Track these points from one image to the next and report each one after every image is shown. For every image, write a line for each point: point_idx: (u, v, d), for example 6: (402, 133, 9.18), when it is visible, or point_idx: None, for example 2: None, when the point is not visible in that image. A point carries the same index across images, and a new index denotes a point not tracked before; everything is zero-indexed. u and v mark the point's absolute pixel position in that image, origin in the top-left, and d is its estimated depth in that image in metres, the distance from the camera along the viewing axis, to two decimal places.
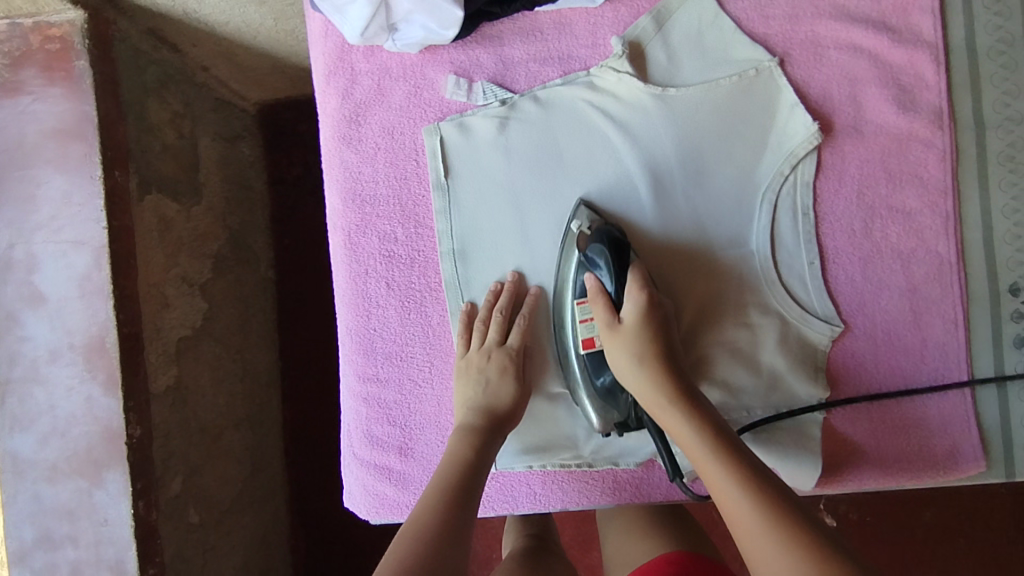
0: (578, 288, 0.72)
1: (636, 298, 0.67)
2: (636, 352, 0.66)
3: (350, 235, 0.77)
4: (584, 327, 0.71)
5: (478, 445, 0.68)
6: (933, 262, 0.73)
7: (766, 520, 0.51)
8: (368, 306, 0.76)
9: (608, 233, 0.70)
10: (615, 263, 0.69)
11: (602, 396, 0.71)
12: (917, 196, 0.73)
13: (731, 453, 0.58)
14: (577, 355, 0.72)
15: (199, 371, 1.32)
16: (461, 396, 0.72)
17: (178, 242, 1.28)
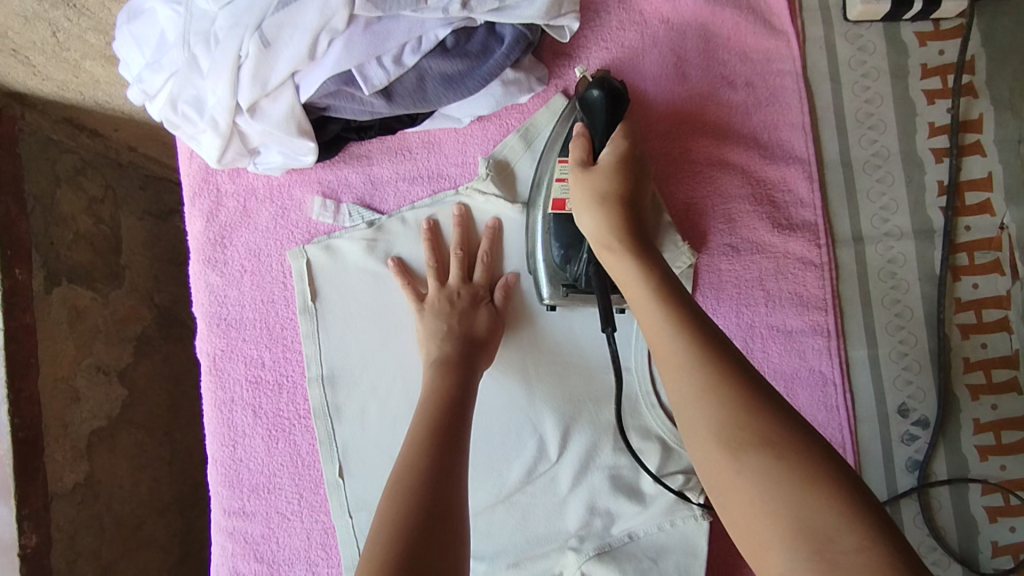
0: (562, 146, 0.67)
1: (618, 144, 0.62)
2: (602, 195, 0.59)
3: (215, 361, 0.74)
4: (559, 187, 0.65)
5: (461, 368, 0.64)
6: (818, 382, 0.71)
7: (706, 376, 0.44)
8: (234, 435, 0.73)
9: (608, 82, 0.65)
10: (610, 121, 0.64)
11: (557, 264, 0.66)
12: (797, 314, 0.71)
13: (676, 292, 0.50)
14: (545, 217, 0.66)
15: (118, 463, 1.14)
16: (428, 334, 0.69)
17: (90, 332, 1.10)
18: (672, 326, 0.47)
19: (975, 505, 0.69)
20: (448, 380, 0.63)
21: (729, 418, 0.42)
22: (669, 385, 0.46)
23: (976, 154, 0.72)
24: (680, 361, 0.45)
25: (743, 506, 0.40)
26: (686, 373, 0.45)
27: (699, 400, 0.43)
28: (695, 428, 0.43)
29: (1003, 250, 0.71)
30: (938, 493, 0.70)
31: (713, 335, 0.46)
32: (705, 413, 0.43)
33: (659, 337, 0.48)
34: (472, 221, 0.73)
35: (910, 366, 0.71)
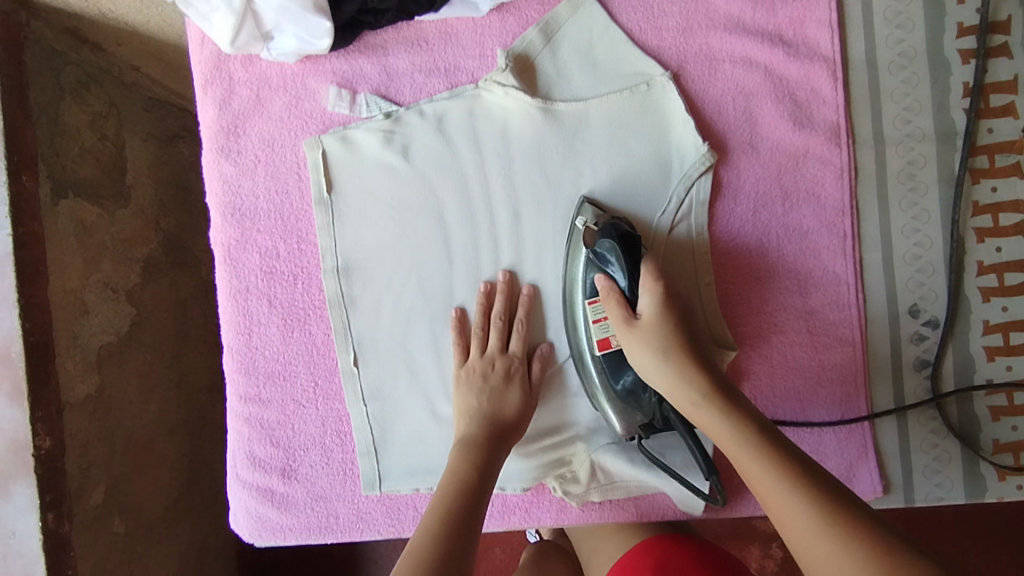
0: (587, 288, 0.68)
1: (651, 289, 0.62)
2: (659, 351, 0.60)
3: (230, 251, 0.73)
4: (598, 327, 0.67)
5: (487, 454, 0.66)
6: (831, 282, 0.71)
7: (830, 528, 0.45)
8: (249, 324, 0.74)
9: (615, 227, 0.66)
10: (629, 261, 0.64)
11: (623, 399, 0.67)
12: (814, 213, 0.71)
13: (772, 445, 0.52)
14: (594, 358, 0.69)
15: (129, 378, 1.18)
16: (461, 407, 0.70)
17: (100, 247, 1.12)
18: (758, 464, 0.51)
19: (980, 405, 0.71)
20: (475, 456, 0.65)
21: (835, 543, 0.44)
22: (795, 547, 0.47)
23: (1003, 55, 0.70)
24: (802, 530, 0.47)
25: None
26: (808, 537, 0.46)
27: (830, 556, 0.44)
28: None
29: None
30: (946, 391, 0.71)
31: (824, 488, 0.48)
32: (838, 568, 0.44)
33: (734, 457, 0.54)
34: (489, 116, 0.72)
35: (924, 269, 0.71)
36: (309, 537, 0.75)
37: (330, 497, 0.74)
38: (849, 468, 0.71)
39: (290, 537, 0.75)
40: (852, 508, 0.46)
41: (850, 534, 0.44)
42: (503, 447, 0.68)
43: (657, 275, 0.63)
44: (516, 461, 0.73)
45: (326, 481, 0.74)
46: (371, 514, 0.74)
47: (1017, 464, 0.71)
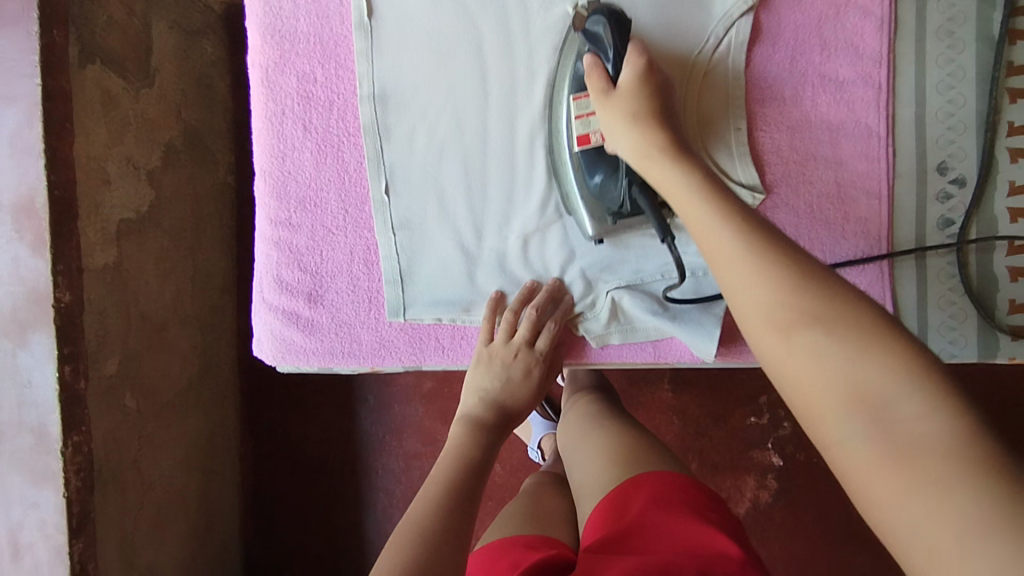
0: (574, 83, 0.68)
1: (635, 63, 0.63)
2: (631, 113, 0.62)
3: (268, 73, 0.74)
4: (579, 123, 0.67)
5: (489, 435, 0.74)
6: (863, 134, 0.71)
7: (756, 263, 0.48)
8: (283, 148, 0.74)
9: (607, 7, 0.65)
10: (620, 41, 0.64)
11: (595, 197, 0.68)
12: (850, 64, 0.71)
13: (716, 194, 0.54)
14: (573, 155, 0.69)
15: (144, 260, 1.30)
16: (474, 385, 0.75)
17: (123, 120, 1.24)
18: (705, 211, 0.53)
19: (999, 265, 0.72)
20: (479, 429, 0.74)
21: (759, 272, 0.48)
22: (723, 277, 0.51)
23: None
24: (735, 263, 0.49)
25: (750, 319, 0.48)
26: (739, 269, 0.49)
27: (757, 284, 0.48)
28: (750, 315, 0.48)
29: None
30: (969, 247, 0.71)
31: (762, 228, 0.50)
32: (761, 290, 0.47)
33: (681, 205, 0.56)
34: None
35: (955, 127, 0.71)
36: (333, 362, 0.77)
37: (355, 324, 0.76)
38: None
39: (312, 362, 0.77)
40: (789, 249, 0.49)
41: (776, 266, 0.47)
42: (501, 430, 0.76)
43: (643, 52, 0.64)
44: None
45: (351, 309, 0.76)
46: (394, 342, 0.76)
47: None
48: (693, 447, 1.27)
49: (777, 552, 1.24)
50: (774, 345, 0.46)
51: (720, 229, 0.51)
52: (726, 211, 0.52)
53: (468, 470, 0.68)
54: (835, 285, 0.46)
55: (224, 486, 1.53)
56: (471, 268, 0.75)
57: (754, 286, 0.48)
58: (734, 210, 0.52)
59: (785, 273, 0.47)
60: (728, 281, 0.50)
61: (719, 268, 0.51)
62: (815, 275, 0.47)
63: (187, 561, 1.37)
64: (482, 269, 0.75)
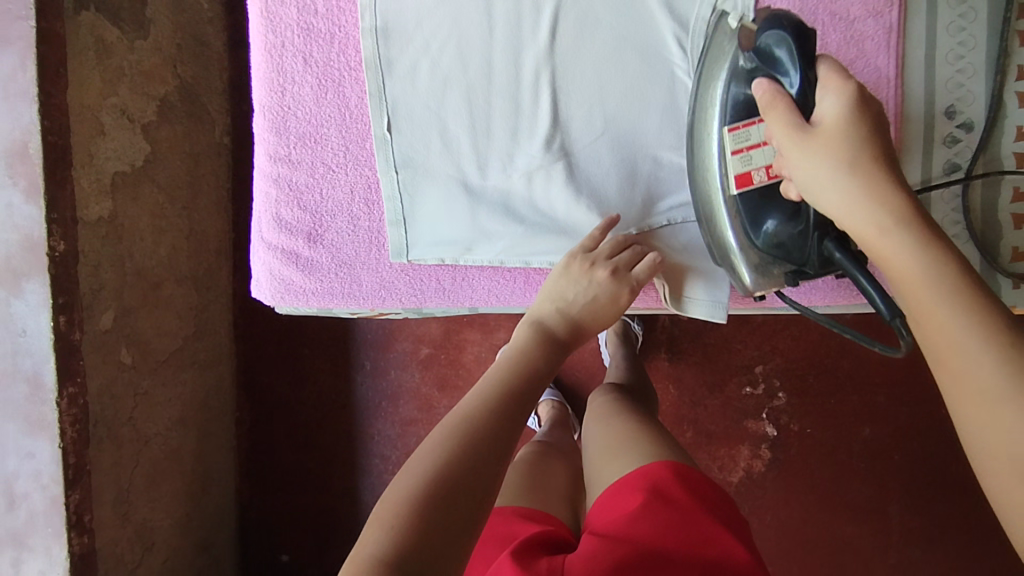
0: (732, 111, 0.61)
1: (838, 93, 0.53)
2: (844, 157, 0.52)
3: (267, 3, 0.72)
4: (737, 160, 0.60)
5: (531, 373, 0.64)
6: (871, 75, 0.71)
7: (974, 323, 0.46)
8: (283, 82, 0.73)
9: (786, 17, 0.55)
10: (802, 58, 0.54)
11: (764, 247, 0.61)
12: (861, 2, 0.70)
13: (924, 233, 0.49)
14: (729, 197, 0.62)
15: (139, 215, 1.28)
16: (552, 291, 0.71)
17: (118, 71, 1.22)
18: (907, 251, 0.49)
19: (1003, 211, 0.71)
20: (515, 370, 0.64)
21: (973, 333, 0.45)
22: (926, 330, 0.48)
23: None
24: (942, 320, 0.47)
25: (958, 381, 0.46)
26: (945, 326, 0.46)
27: (967, 350, 0.45)
28: (958, 376, 0.46)
29: None
30: (972, 184, 0.71)
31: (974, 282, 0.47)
32: (971, 357, 0.45)
33: (861, 235, 0.51)
34: None
35: (965, 69, 0.70)
36: (333, 302, 0.76)
37: (356, 264, 0.75)
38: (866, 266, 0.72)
39: (311, 303, 0.76)
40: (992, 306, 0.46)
41: (983, 334, 0.45)
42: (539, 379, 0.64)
43: (841, 74, 0.54)
44: (545, 241, 0.74)
45: (351, 249, 0.74)
46: (395, 283, 0.75)
47: None
48: (688, 415, 1.27)
49: (770, 516, 1.25)
50: (967, 407, 0.46)
51: (927, 286, 0.47)
52: (935, 255, 0.48)
53: (495, 416, 0.57)
54: None
55: (219, 448, 1.53)
56: (474, 208, 0.73)
57: (965, 354, 0.46)
58: (949, 259, 0.48)
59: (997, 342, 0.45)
60: (927, 325, 0.48)
61: (921, 316, 0.48)
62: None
63: (182, 520, 1.37)
64: (485, 208, 0.73)
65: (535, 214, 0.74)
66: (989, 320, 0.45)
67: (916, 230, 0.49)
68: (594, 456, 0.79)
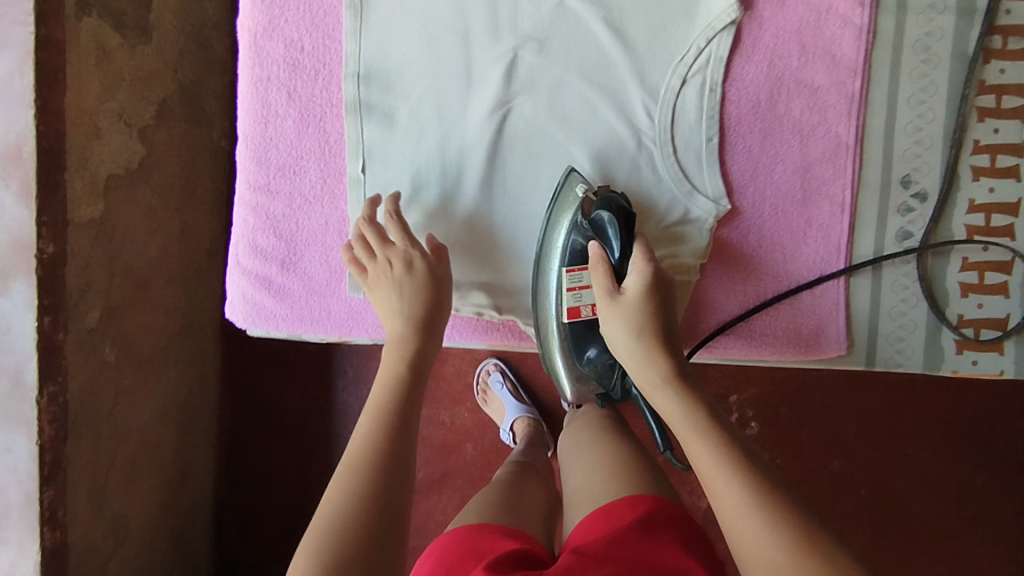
0: (574, 254, 0.71)
1: (641, 270, 0.64)
2: (635, 327, 0.63)
3: (257, 37, 0.75)
4: (571, 295, 0.70)
5: (400, 396, 0.65)
6: (832, 143, 0.73)
7: (758, 507, 0.52)
8: (267, 114, 0.75)
9: (617, 203, 0.66)
10: (623, 236, 0.66)
11: (591, 374, 0.73)
12: (826, 72, 0.72)
13: (722, 430, 0.57)
14: (561, 322, 0.73)
15: (131, 216, 1.31)
16: (384, 311, 0.71)
17: (120, 74, 1.24)
18: (709, 448, 0.56)
19: (952, 279, 0.74)
20: (394, 403, 0.65)
21: (766, 525, 0.51)
22: (727, 520, 0.53)
23: None
24: (734, 504, 0.53)
25: (753, 565, 0.50)
26: (743, 518, 0.52)
27: (758, 534, 0.51)
28: (753, 559, 0.50)
29: None
30: (927, 254, 0.73)
31: (762, 477, 0.54)
32: (763, 540, 0.50)
33: (684, 439, 0.59)
34: None
35: (923, 141, 0.73)
36: (301, 329, 0.78)
37: (325, 293, 0.77)
38: (817, 324, 0.75)
39: (280, 328, 0.78)
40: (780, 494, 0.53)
41: (770, 526, 0.50)
42: (410, 408, 0.65)
43: (646, 258, 0.64)
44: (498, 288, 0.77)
45: (322, 280, 0.77)
46: (362, 313, 0.77)
47: (975, 340, 0.74)
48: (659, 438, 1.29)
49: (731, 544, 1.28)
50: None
51: (772, 547, 0.49)
52: (747, 474, 0.54)
53: (380, 477, 0.58)
54: (825, 541, 0.50)
55: (200, 442, 1.55)
56: None
57: (754, 535, 0.51)
58: (760, 483, 0.53)
59: (783, 525, 0.51)
60: (730, 520, 0.53)
61: (729, 517, 0.53)
62: (813, 530, 0.50)
63: (157, 515, 1.40)
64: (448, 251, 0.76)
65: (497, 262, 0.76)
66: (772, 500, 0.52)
67: (738, 464, 0.55)
68: (578, 484, 0.78)
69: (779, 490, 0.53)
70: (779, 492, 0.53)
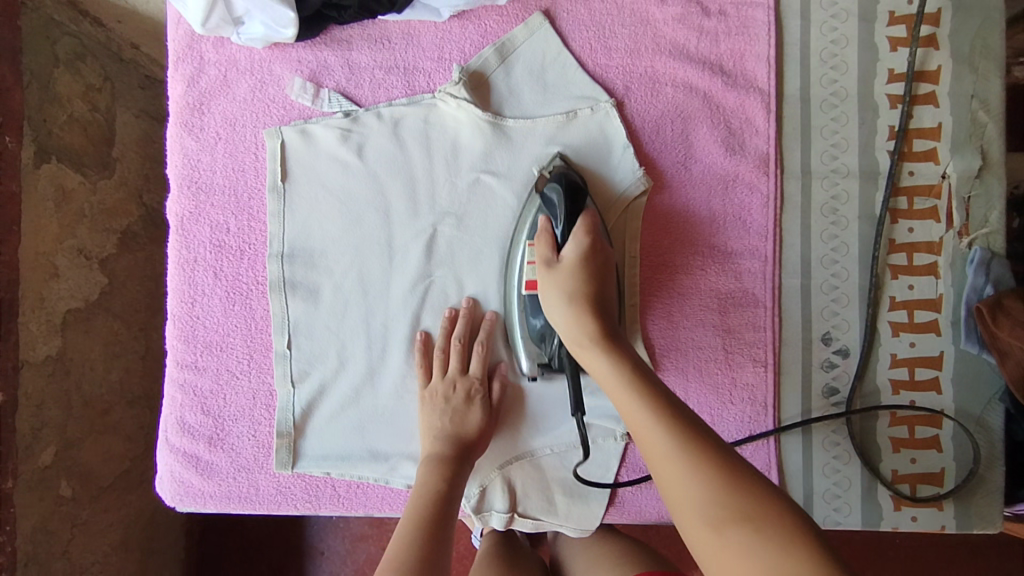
0: (532, 230, 0.71)
1: (579, 240, 0.66)
2: (567, 292, 0.64)
3: (183, 221, 0.77)
4: (529, 269, 0.70)
5: (440, 514, 0.64)
6: (750, 304, 0.74)
7: (678, 442, 0.50)
8: (193, 293, 0.76)
9: (566, 175, 0.69)
10: (570, 211, 0.68)
11: (534, 338, 0.71)
12: (738, 237, 0.74)
13: (644, 378, 0.56)
14: (520, 294, 0.71)
15: (90, 346, 1.25)
16: (427, 427, 0.72)
17: (77, 213, 1.22)
18: (632, 396, 0.55)
19: (882, 434, 0.73)
20: (433, 515, 0.64)
21: (687, 463, 0.48)
22: (654, 468, 0.51)
23: (928, 103, 0.74)
24: (658, 445, 0.50)
25: (682, 507, 0.47)
26: (666, 456, 0.50)
27: (681, 473, 0.48)
28: (680, 501, 0.48)
29: (940, 199, 0.74)
30: (856, 413, 0.73)
31: (684, 414, 0.52)
32: (687, 478, 0.48)
33: (611, 389, 0.57)
34: (442, 125, 0.75)
35: (839, 299, 0.74)
36: (230, 505, 0.76)
37: (254, 469, 0.76)
38: None
39: (209, 505, 0.76)
40: (706, 437, 0.50)
41: (697, 472, 0.47)
42: (446, 524, 0.64)
43: (589, 228, 0.67)
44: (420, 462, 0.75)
45: (251, 454, 0.76)
46: (291, 488, 0.75)
47: (911, 496, 0.73)
48: None
49: None
50: (705, 536, 0.45)
51: (696, 490, 0.47)
52: (669, 417, 0.52)
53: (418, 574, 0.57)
54: (748, 478, 0.47)
55: (166, 569, 1.41)
56: (362, 423, 0.75)
57: (680, 480, 0.48)
58: (682, 421, 0.51)
59: (709, 468, 0.48)
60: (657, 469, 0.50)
61: (657, 465, 0.50)
62: (740, 472, 0.47)
63: None
64: (374, 423, 0.75)
65: None
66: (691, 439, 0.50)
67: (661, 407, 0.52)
68: None
69: (705, 431, 0.51)
70: (703, 432, 0.50)
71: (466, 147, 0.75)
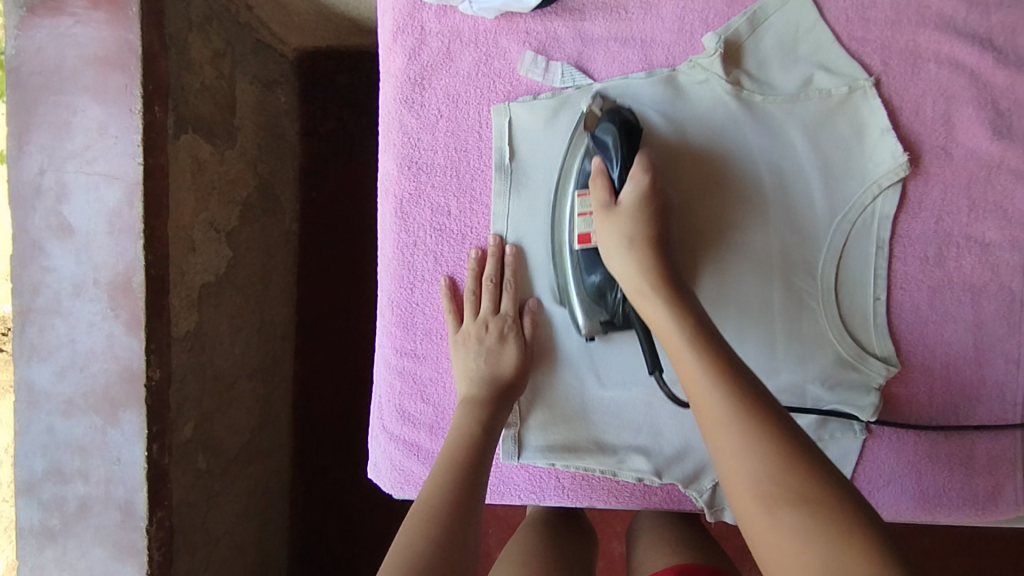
0: (580, 180, 0.69)
1: (638, 179, 0.64)
2: (640, 270, 0.61)
3: (401, 204, 0.74)
4: (582, 221, 0.68)
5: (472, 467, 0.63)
6: (1005, 298, 0.70)
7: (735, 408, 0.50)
8: (413, 278, 0.74)
9: (618, 113, 0.65)
10: (626, 154, 0.65)
11: (591, 296, 0.69)
12: (998, 227, 0.69)
13: (713, 349, 0.54)
14: (572, 251, 0.69)
15: (220, 321, 1.12)
16: (462, 372, 0.71)
17: (209, 186, 1.06)
18: (693, 358, 0.54)
19: None
20: (466, 459, 0.63)
21: (744, 438, 0.49)
22: (710, 433, 0.51)
23: None
24: (718, 420, 0.51)
25: (731, 473, 0.49)
26: (723, 431, 0.50)
27: (736, 451, 0.49)
28: (730, 472, 0.49)
29: None
30: None
31: (746, 386, 0.51)
32: (742, 451, 0.49)
33: (672, 347, 0.57)
34: (682, 102, 0.70)
35: None
36: None
37: None
38: (996, 485, 0.71)
39: None
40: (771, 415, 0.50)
41: (755, 459, 0.48)
42: (479, 471, 0.63)
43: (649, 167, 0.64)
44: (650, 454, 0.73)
45: None
46: (514, 478, 0.75)
47: None
48: None
49: None
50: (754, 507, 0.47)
51: (750, 461, 0.48)
52: (727, 386, 0.51)
53: (450, 523, 0.57)
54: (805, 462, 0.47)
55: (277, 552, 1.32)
56: (589, 415, 0.73)
57: (732, 455, 0.49)
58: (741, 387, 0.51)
59: (764, 449, 0.48)
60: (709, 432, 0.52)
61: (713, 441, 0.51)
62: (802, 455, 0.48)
63: None
64: (600, 417, 0.73)
65: (648, 427, 0.73)
66: (746, 408, 0.50)
67: (724, 376, 0.52)
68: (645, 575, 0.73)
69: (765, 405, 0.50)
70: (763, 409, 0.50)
71: (708, 118, 0.70)
